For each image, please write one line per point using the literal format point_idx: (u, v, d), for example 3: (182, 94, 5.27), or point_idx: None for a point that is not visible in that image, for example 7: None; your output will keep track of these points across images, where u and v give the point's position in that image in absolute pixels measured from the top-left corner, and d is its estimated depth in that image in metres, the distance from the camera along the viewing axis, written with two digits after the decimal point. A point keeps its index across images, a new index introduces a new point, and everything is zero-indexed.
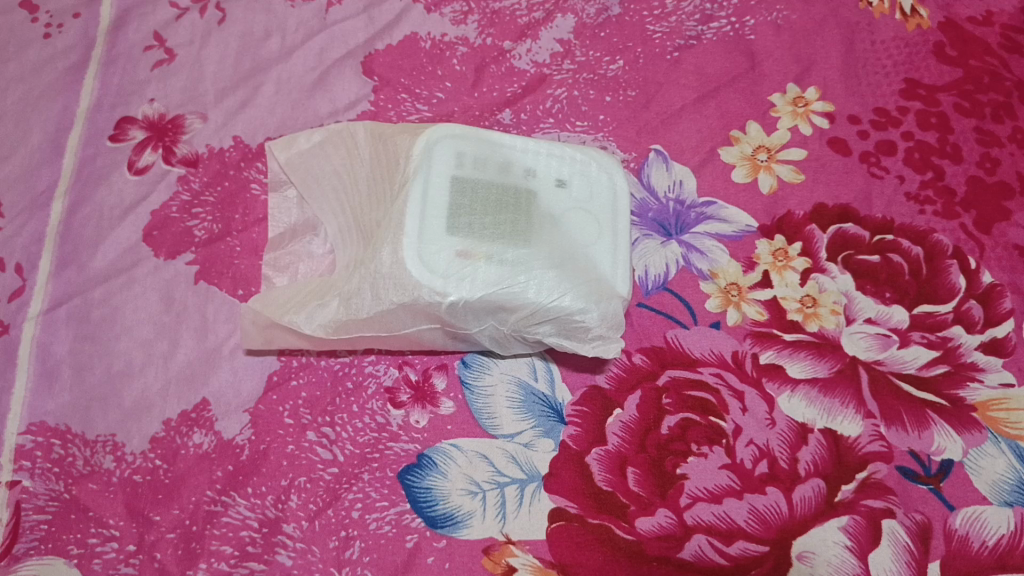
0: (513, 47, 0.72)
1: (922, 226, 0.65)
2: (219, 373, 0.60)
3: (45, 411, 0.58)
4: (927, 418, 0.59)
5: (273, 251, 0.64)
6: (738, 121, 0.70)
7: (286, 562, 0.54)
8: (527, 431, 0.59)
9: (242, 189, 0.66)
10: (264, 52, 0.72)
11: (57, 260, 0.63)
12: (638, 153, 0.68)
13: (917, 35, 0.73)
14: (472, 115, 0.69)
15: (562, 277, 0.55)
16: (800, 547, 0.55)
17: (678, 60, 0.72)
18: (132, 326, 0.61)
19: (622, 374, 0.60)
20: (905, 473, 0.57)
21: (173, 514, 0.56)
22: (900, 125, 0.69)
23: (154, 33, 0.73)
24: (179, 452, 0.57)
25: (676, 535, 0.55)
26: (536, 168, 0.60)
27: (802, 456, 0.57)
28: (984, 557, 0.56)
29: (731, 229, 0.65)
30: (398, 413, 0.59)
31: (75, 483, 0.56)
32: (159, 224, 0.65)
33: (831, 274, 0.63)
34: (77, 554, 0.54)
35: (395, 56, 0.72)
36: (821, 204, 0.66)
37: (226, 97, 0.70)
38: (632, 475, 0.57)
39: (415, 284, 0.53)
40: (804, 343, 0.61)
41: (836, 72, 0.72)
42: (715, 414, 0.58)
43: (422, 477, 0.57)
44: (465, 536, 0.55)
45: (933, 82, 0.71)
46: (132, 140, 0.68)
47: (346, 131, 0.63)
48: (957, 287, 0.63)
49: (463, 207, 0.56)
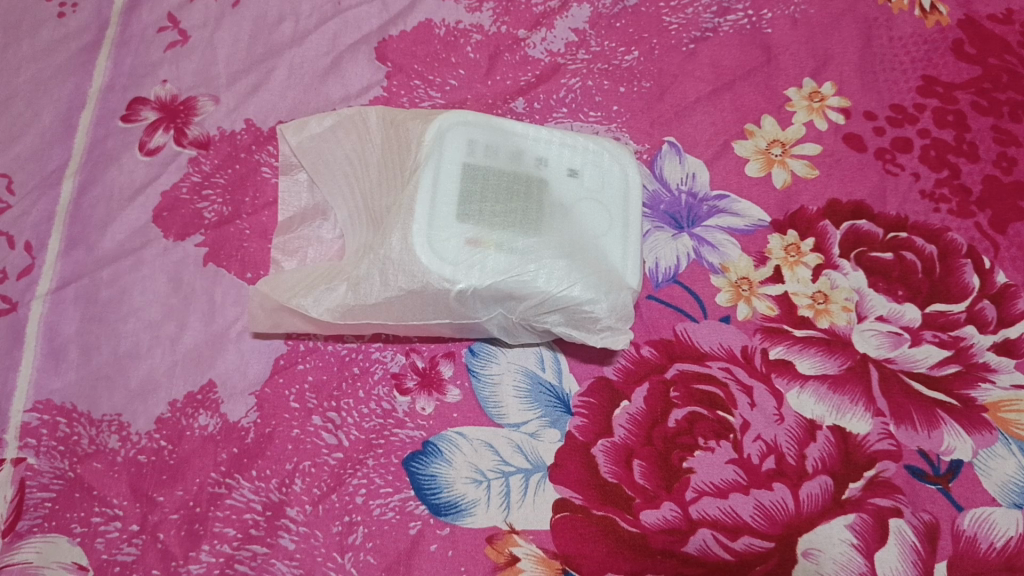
0: (528, 35, 0.71)
1: (936, 224, 0.64)
2: (225, 356, 0.60)
3: (52, 390, 0.58)
4: (937, 417, 0.58)
5: (282, 234, 0.63)
6: (753, 115, 0.69)
7: (289, 546, 0.54)
8: (533, 420, 0.58)
9: (253, 173, 0.66)
10: (278, 36, 0.72)
11: (67, 239, 0.63)
12: (650, 145, 0.68)
13: (936, 32, 0.73)
14: (485, 103, 0.69)
15: (571, 266, 0.55)
16: (806, 544, 0.55)
17: (694, 53, 0.71)
18: (140, 307, 0.61)
19: (630, 365, 0.60)
20: (914, 472, 0.57)
21: (177, 495, 0.55)
22: (917, 122, 0.68)
23: (168, 15, 0.73)
24: (184, 434, 0.57)
25: (681, 529, 0.55)
26: (548, 157, 0.60)
27: (809, 453, 0.57)
28: (990, 559, 0.55)
29: (744, 223, 0.65)
30: (405, 399, 0.59)
31: (79, 462, 0.56)
32: (169, 205, 0.65)
33: (844, 271, 0.63)
34: (80, 533, 0.54)
35: (409, 43, 0.71)
36: (835, 200, 0.65)
37: (239, 80, 0.70)
38: (638, 467, 0.56)
39: (424, 270, 0.53)
40: (814, 339, 0.60)
41: (852, 68, 0.71)
42: (723, 409, 0.58)
43: (427, 464, 0.57)
44: (469, 524, 0.55)
45: (950, 80, 0.70)
46: (143, 121, 0.68)
47: (357, 115, 0.62)
48: (971, 287, 0.62)
49: (474, 194, 0.56)
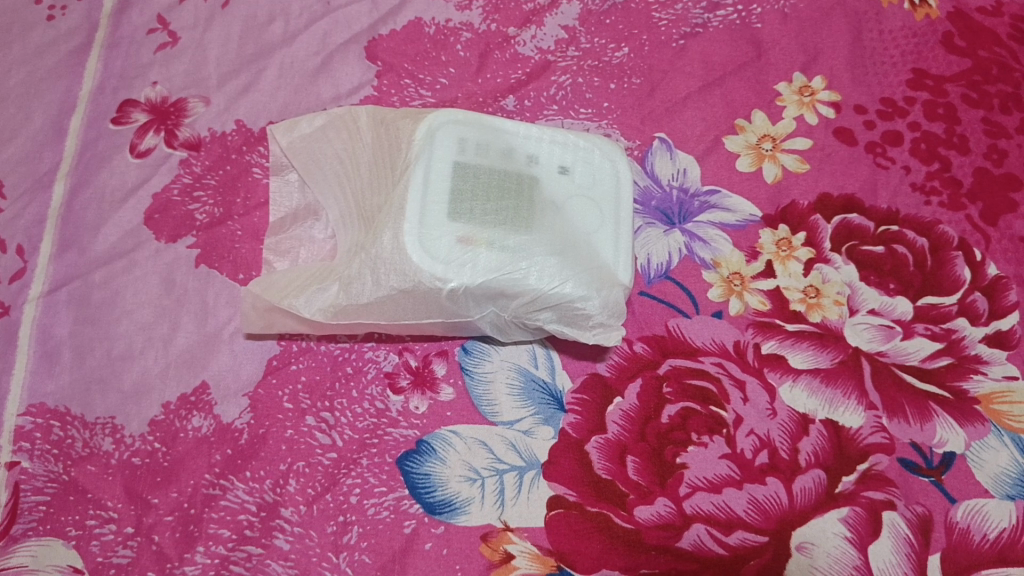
0: (518, 33, 0.71)
1: (927, 217, 0.64)
2: (218, 357, 0.60)
3: (45, 393, 0.58)
4: (930, 410, 0.58)
5: (274, 235, 0.63)
6: (743, 110, 0.69)
7: (284, 546, 0.54)
8: (527, 418, 0.58)
9: (244, 174, 0.66)
10: (268, 36, 0.72)
11: (59, 242, 0.63)
12: (641, 141, 0.68)
13: (926, 25, 0.73)
14: (476, 101, 0.69)
15: (563, 264, 0.55)
16: (800, 538, 0.55)
17: (684, 48, 0.71)
18: (132, 309, 0.61)
19: (622, 362, 0.60)
20: (907, 465, 0.57)
21: (172, 497, 0.56)
22: (907, 115, 0.68)
23: (158, 16, 0.72)
24: (178, 436, 0.57)
25: (675, 524, 0.55)
26: (539, 154, 0.60)
27: (802, 447, 0.57)
28: (984, 550, 0.55)
29: (735, 218, 0.65)
30: (398, 398, 0.59)
31: (73, 464, 0.56)
32: (160, 207, 0.65)
33: (836, 264, 0.63)
34: (76, 536, 0.55)
35: (399, 42, 0.71)
36: (826, 194, 0.65)
37: (230, 81, 0.70)
38: (631, 463, 0.56)
39: (416, 269, 0.53)
40: (807, 333, 0.61)
41: (842, 62, 0.71)
42: (716, 404, 0.58)
43: (421, 463, 0.57)
44: (464, 522, 0.55)
45: (941, 73, 0.70)
46: (133, 123, 0.68)
47: (348, 114, 0.62)
48: (962, 279, 0.62)
49: (465, 192, 0.56)
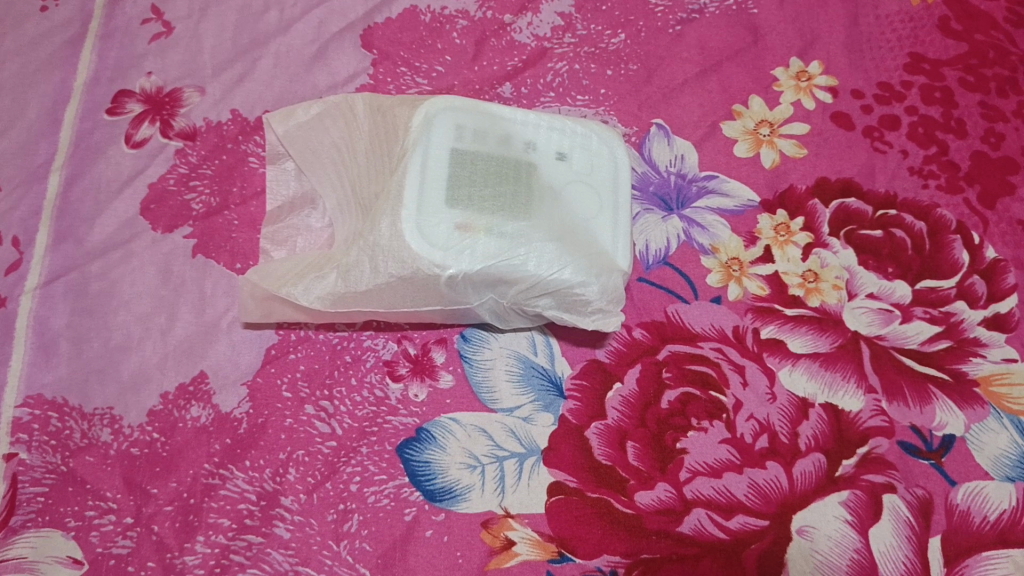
0: (513, 20, 0.71)
1: (925, 201, 0.64)
2: (216, 347, 0.60)
3: (42, 384, 0.58)
4: (929, 393, 0.58)
5: (271, 224, 0.63)
6: (741, 96, 0.69)
7: (285, 535, 0.54)
8: (526, 404, 0.58)
9: (240, 163, 0.66)
10: (263, 25, 0.71)
11: (55, 234, 0.63)
12: (639, 127, 0.68)
13: (922, 9, 0.73)
14: (472, 88, 0.69)
15: (562, 249, 0.55)
16: (801, 522, 0.55)
17: (680, 34, 0.71)
18: (130, 300, 0.61)
19: (622, 348, 0.60)
20: (907, 448, 0.57)
21: (171, 487, 0.55)
22: (904, 99, 0.68)
23: (152, 7, 0.72)
24: (177, 426, 0.57)
25: (676, 509, 0.55)
26: (537, 141, 0.60)
27: (802, 431, 0.57)
28: (984, 532, 0.55)
29: (733, 204, 0.65)
30: (397, 386, 0.59)
31: (72, 455, 0.56)
32: (156, 198, 0.64)
33: (834, 249, 0.63)
34: (75, 526, 0.54)
35: (395, 30, 0.71)
36: (824, 179, 0.65)
37: (225, 70, 0.69)
38: (631, 448, 0.56)
39: (414, 256, 0.53)
40: (806, 317, 0.61)
41: (839, 47, 0.71)
42: (715, 389, 0.58)
43: (421, 451, 0.57)
44: (464, 509, 0.55)
45: (937, 57, 0.70)
46: (129, 113, 0.68)
47: (344, 102, 0.62)
48: (961, 262, 0.62)
49: (463, 179, 0.56)
